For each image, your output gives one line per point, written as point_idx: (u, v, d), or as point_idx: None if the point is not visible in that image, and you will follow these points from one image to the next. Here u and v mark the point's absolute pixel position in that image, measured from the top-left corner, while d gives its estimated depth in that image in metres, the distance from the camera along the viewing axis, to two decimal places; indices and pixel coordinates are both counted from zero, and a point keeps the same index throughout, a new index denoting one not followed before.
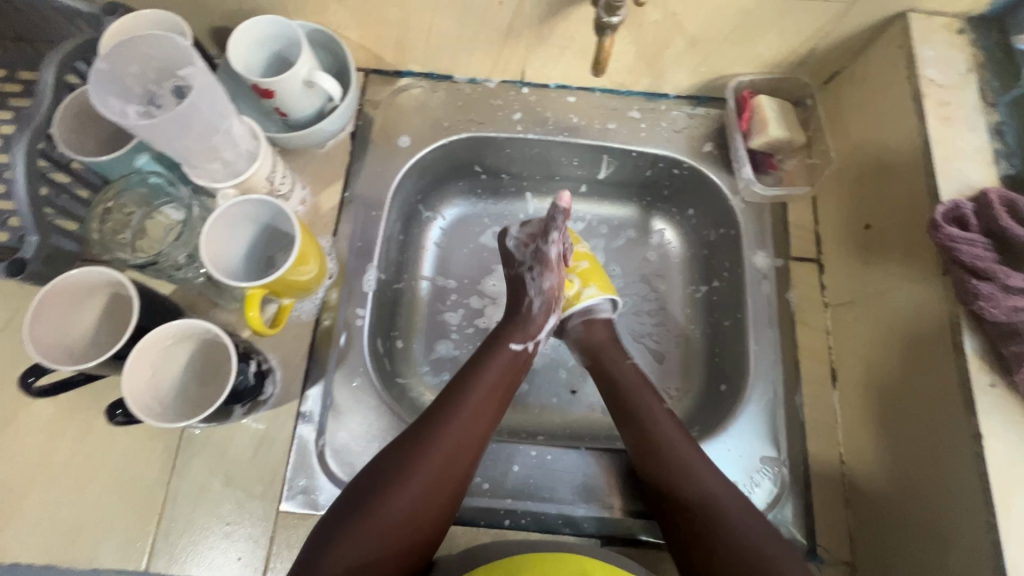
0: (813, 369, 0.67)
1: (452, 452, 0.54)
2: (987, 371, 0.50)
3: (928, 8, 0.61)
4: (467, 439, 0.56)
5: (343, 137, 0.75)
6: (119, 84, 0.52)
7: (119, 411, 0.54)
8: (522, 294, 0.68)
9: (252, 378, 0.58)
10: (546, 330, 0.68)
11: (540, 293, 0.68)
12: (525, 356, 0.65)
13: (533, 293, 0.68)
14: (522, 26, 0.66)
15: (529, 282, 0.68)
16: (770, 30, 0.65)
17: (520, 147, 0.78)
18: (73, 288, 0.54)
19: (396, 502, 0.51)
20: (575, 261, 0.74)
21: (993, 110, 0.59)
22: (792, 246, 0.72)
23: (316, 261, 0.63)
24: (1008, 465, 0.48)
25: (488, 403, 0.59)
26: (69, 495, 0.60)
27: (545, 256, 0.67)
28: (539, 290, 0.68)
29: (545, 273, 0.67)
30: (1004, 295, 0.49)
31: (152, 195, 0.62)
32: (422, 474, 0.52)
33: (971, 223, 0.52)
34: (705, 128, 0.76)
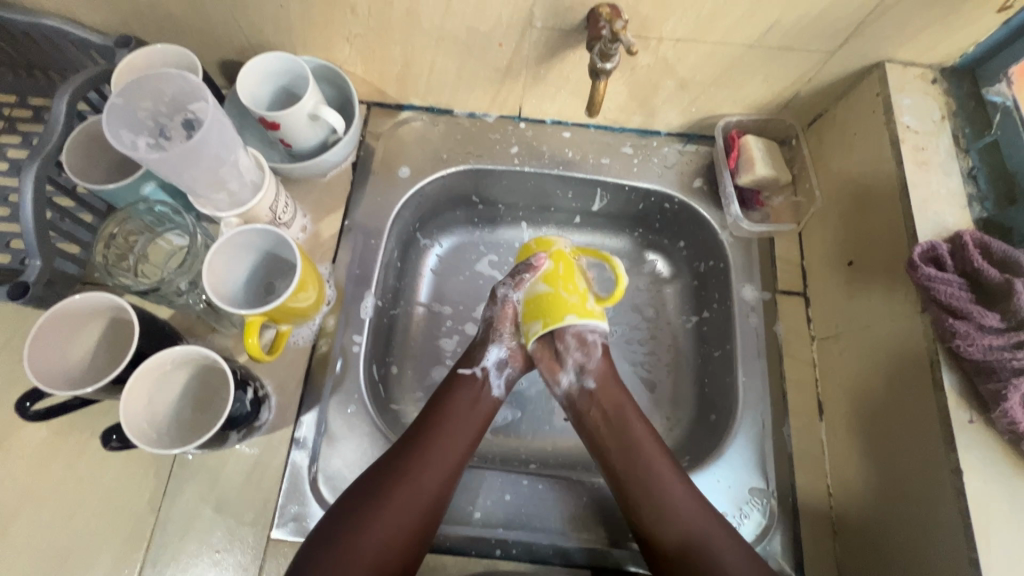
0: (801, 401, 0.68)
1: (419, 488, 0.57)
2: (966, 407, 0.52)
3: (903, 59, 0.65)
4: (437, 472, 0.58)
5: (344, 167, 0.77)
6: (131, 117, 0.53)
7: (115, 437, 0.54)
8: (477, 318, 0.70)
9: (249, 405, 0.59)
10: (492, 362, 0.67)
11: (484, 318, 0.69)
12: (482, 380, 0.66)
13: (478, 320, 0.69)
14: (521, 66, 0.69)
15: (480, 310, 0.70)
16: (755, 75, 0.68)
17: (517, 179, 0.80)
18: (76, 313, 0.55)
19: (368, 529, 0.54)
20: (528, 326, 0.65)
21: (966, 156, 0.63)
22: (779, 279, 0.74)
23: (315, 288, 0.64)
24: (987, 499, 0.49)
25: (458, 436, 0.61)
26: (58, 519, 0.60)
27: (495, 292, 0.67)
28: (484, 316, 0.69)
29: (491, 305, 0.68)
30: (979, 334, 0.51)
31: (157, 222, 0.62)
32: (390, 508, 0.55)
33: (947, 263, 0.55)
34: (695, 164, 0.79)
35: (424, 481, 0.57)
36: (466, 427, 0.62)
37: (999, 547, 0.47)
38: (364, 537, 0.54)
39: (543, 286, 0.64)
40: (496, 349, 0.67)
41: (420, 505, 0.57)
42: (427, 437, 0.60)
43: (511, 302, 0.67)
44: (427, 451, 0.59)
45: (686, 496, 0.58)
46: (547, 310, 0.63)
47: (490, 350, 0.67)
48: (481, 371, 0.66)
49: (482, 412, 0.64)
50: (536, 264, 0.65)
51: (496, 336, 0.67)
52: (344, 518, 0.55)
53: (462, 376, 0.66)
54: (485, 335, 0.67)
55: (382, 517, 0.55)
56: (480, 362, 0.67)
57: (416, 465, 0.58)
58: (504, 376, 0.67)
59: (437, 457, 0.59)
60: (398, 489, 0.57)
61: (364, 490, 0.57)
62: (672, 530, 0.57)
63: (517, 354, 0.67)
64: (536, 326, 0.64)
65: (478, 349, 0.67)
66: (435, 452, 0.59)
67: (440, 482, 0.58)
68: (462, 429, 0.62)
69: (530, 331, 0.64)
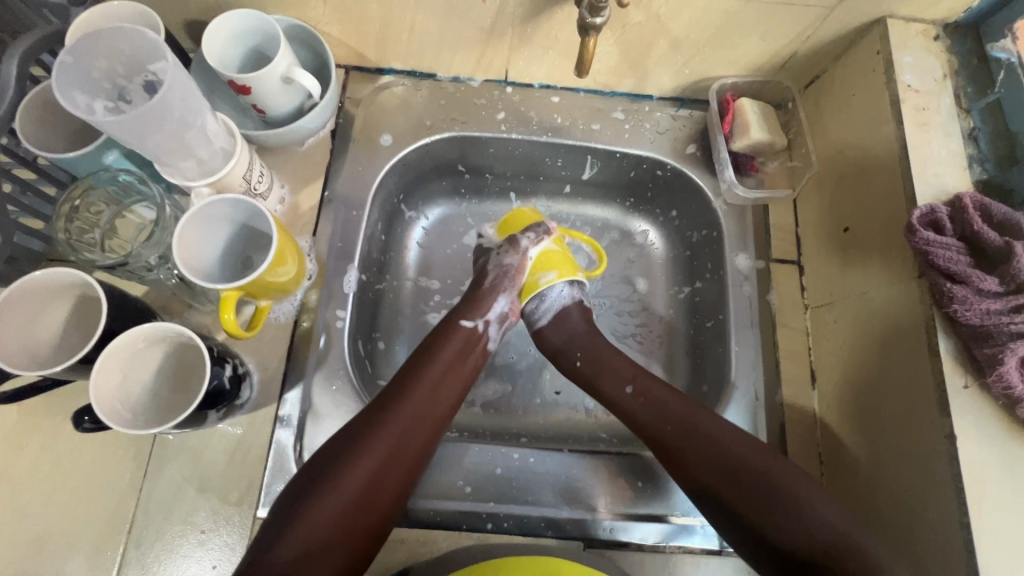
0: (793, 370, 0.68)
1: (411, 431, 0.56)
2: (961, 373, 0.51)
3: (905, 14, 0.62)
4: (423, 423, 0.57)
5: (322, 135, 0.73)
6: (85, 78, 0.49)
7: (87, 418, 0.51)
8: (484, 267, 0.69)
9: (228, 383, 0.56)
10: (496, 312, 0.66)
11: (498, 267, 0.68)
12: (476, 335, 0.64)
13: (493, 267, 0.68)
14: (506, 25, 0.66)
15: (491, 257, 0.69)
16: (752, 33, 0.65)
17: (504, 146, 0.77)
18: (38, 291, 0.52)
19: (351, 472, 0.52)
20: (541, 274, 0.68)
21: (968, 115, 0.60)
22: (773, 247, 0.73)
23: (295, 263, 0.61)
24: (980, 463, 0.49)
25: (444, 386, 0.60)
26: (35, 504, 0.58)
27: (516, 240, 0.68)
28: (500, 265, 0.68)
29: (511, 252, 0.68)
30: (977, 298, 0.50)
31: (123, 194, 0.59)
32: (378, 450, 0.54)
33: (947, 226, 0.53)
34: (689, 129, 0.77)
35: (417, 424, 0.57)
36: (455, 375, 0.61)
37: (990, 510, 0.47)
38: (346, 482, 0.52)
39: (556, 245, 0.70)
40: (505, 301, 0.67)
41: (404, 454, 0.55)
42: (422, 381, 0.59)
43: (529, 255, 0.68)
44: (420, 393, 0.58)
45: (730, 436, 0.57)
46: (562, 264, 0.69)
47: (498, 300, 0.66)
48: (484, 324, 0.65)
49: (470, 362, 0.63)
50: (551, 227, 0.70)
51: (509, 286, 0.67)
52: (325, 464, 0.53)
53: (462, 327, 0.64)
54: (498, 283, 0.67)
55: (365, 459, 0.53)
56: (485, 314, 0.65)
57: (403, 412, 0.56)
58: (501, 329, 0.67)
59: (423, 403, 0.58)
60: (390, 430, 0.55)
61: (350, 432, 0.55)
62: (709, 466, 0.55)
63: (516, 308, 0.68)
64: (551, 274, 0.68)
65: (486, 297, 0.66)
66: (422, 396, 0.58)
67: (430, 428, 0.57)
68: (451, 382, 0.60)
69: (541, 280, 0.68)
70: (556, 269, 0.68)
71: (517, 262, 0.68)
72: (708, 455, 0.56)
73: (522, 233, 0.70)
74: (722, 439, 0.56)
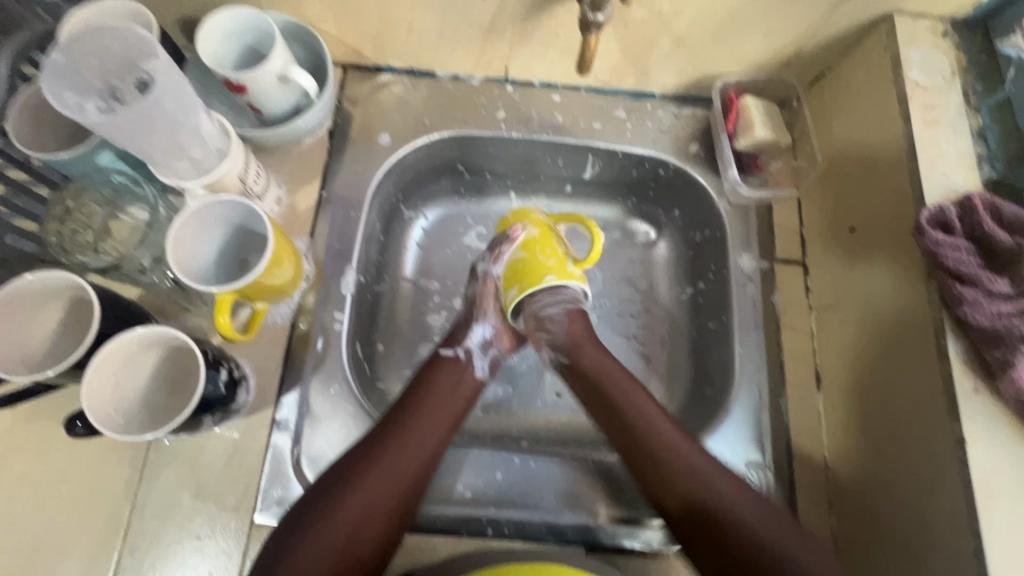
0: (798, 372, 0.67)
1: (397, 470, 0.54)
2: (971, 376, 0.50)
3: (913, 10, 0.61)
4: (417, 457, 0.56)
5: (320, 134, 0.72)
6: (76, 77, 0.48)
7: (79, 423, 0.50)
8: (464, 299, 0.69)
9: (224, 387, 0.56)
10: (472, 341, 0.64)
11: (469, 296, 0.67)
12: (460, 363, 0.63)
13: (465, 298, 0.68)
14: (506, 22, 0.65)
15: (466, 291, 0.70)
16: (756, 30, 0.64)
17: (505, 146, 0.76)
18: (30, 294, 0.51)
19: (346, 509, 0.52)
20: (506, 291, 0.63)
21: (977, 113, 0.59)
22: (778, 247, 0.72)
23: (292, 264, 0.60)
24: (991, 469, 0.47)
25: (441, 418, 0.59)
26: (29, 509, 0.57)
27: (476, 270, 0.68)
28: (468, 295, 0.68)
29: (473, 282, 0.68)
30: (987, 300, 0.48)
31: (116, 194, 0.58)
32: (371, 487, 0.53)
33: (956, 226, 0.52)
34: (692, 128, 0.76)
35: (404, 462, 0.55)
36: (451, 406, 0.60)
37: (1002, 517, 0.46)
38: (340, 519, 0.52)
39: (521, 251, 0.63)
40: (481, 329, 0.65)
41: (398, 490, 0.54)
42: (410, 418, 0.57)
43: (491, 277, 0.66)
44: (406, 430, 0.56)
45: (700, 459, 0.56)
46: (525, 274, 0.62)
47: (473, 329, 0.65)
48: (464, 353, 0.64)
49: (466, 391, 0.62)
50: (512, 236, 0.64)
51: (480, 314, 0.65)
52: (318, 498, 0.53)
53: (444, 357, 0.63)
54: (470, 315, 0.66)
55: (360, 496, 0.53)
56: (463, 344, 0.64)
57: (399, 447, 0.55)
58: (488, 356, 0.65)
59: (420, 437, 0.57)
60: (375, 472, 0.54)
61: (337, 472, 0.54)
62: (679, 490, 0.55)
63: (501, 335, 0.65)
64: (512, 291, 0.62)
65: (461, 329, 0.65)
66: (420, 430, 0.57)
67: (417, 467, 0.55)
68: (447, 412, 0.59)
69: (507, 298, 0.63)
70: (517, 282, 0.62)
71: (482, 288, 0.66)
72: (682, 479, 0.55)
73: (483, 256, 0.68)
74: (697, 461, 0.56)
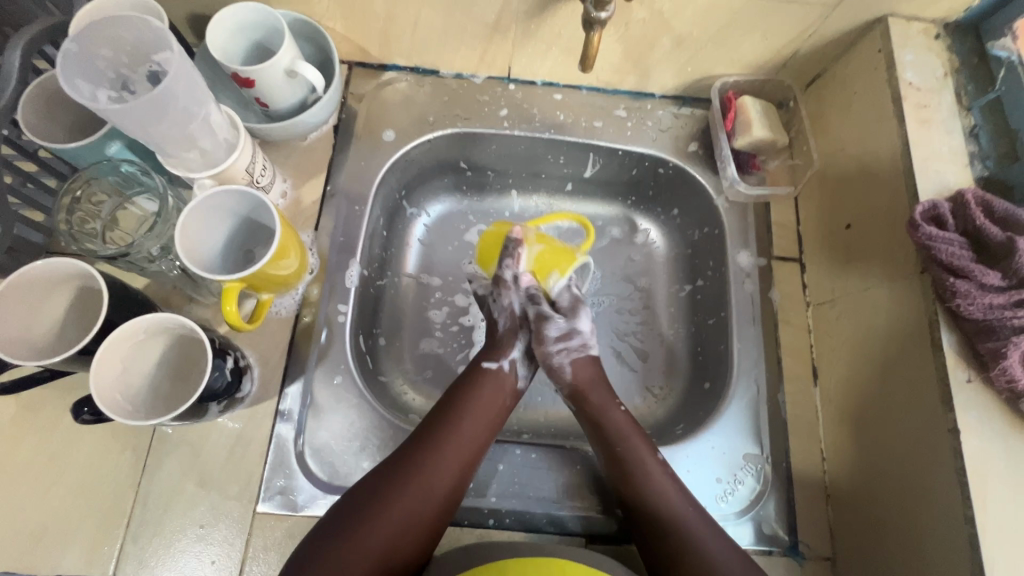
0: (795, 366, 0.68)
1: (426, 487, 0.56)
2: (964, 367, 0.51)
3: (906, 13, 0.62)
4: (451, 470, 0.57)
5: (325, 130, 0.73)
6: (88, 66, 0.49)
7: (86, 411, 0.51)
8: (490, 317, 0.69)
9: (229, 375, 0.56)
10: (521, 348, 0.67)
11: (503, 310, 0.68)
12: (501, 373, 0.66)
13: (498, 313, 0.68)
14: (510, 21, 0.66)
15: (492, 305, 0.69)
16: (754, 31, 0.66)
17: (507, 143, 0.77)
18: (40, 282, 0.52)
19: (379, 522, 0.53)
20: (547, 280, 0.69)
21: (968, 113, 0.60)
22: (775, 245, 0.73)
23: (296, 256, 0.61)
24: (985, 458, 0.48)
25: (478, 430, 0.61)
26: (31, 497, 0.57)
27: (500, 279, 0.68)
28: (503, 308, 0.68)
29: (504, 293, 0.68)
30: (980, 293, 0.50)
31: (124, 184, 0.58)
32: (404, 501, 0.55)
33: (949, 222, 0.53)
34: (690, 128, 0.77)
35: (433, 477, 0.56)
36: (485, 417, 0.62)
37: (995, 505, 0.47)
38: (374, 531, 0.53)
39: (537, 246, 0.69)
40: (526, 337, 0.68)
41: (432, 503, 0.56)
42: (442, 435, 0.59)
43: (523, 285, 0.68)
44: (447, 438, 0.59)
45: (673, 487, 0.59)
46: (558, 259, 0.69)
47: (519, 340, 0.67)
48: (509, 364, 0.66)
49: (502, 404, 0.64)
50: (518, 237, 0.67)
51: (523, 323, 0.68)
52: (349, 510, 0.54)
53: (487, 369, 0.65)
54: (512, 326, 0.68)
55: (394, 509, 0.54)
56: (509, 354, 0.67)
57: (432, 460, 0.57)
58: (530, 364, 0.68)
59: (454, 449, 0.58)
60: (411, 485, 0.56)
61: (369, 489, 0.55)
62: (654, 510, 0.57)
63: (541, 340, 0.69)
64: (556, 276, 0.69)
65: (506, 341, 0.67)
66: (452, 444, 0.59)
67: (457, 472, 0.58)
68: (482, 424, 0.61)
69: (551, 285, 0.69)
70: (556, 265, 0.69)
71: (523, 299, 0.68)
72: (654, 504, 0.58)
73: (501, 267, 0.68)
74: (672, 493, 0.58)
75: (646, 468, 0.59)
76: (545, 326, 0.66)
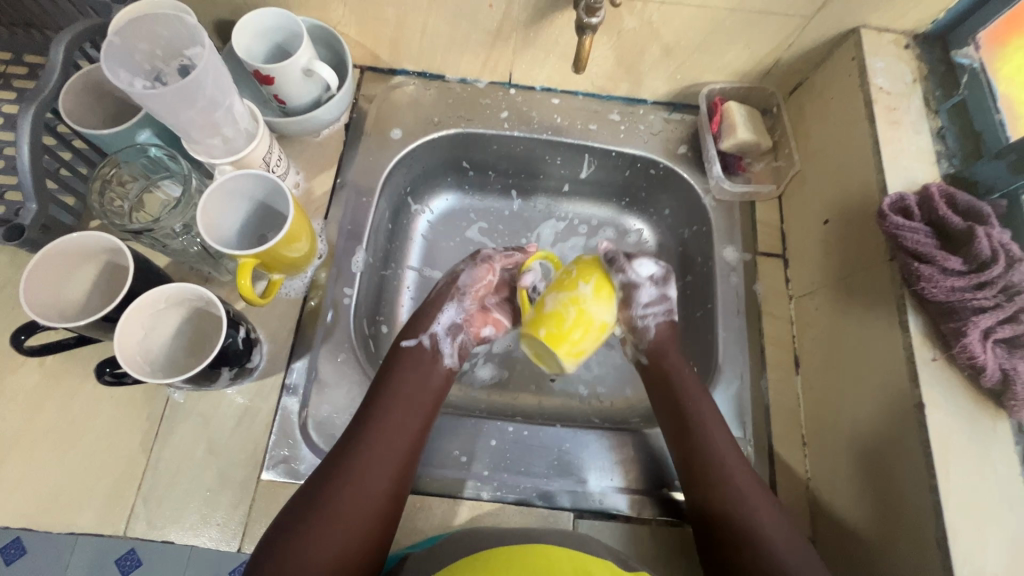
0: (778, 356, 0.71)
1: (366, 493, 0.54)
2: (929, 346, 0.54)
3: (877, 25, 0.67)
4: (385, 465, 0.56)
5: (337, 128, 0.78)
6: (128, 58, 0.55)
7: (107, 371, 0.54)
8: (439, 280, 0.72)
9: (241, 344, 0.60)
10: (442, 322, 0.68)
11: (451, 276, 0.70)
12: (426, 353, 0.66)
13: (445, 278, 0.71)
14: (511, 28, 0.71)
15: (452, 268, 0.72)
16: (737, 41, 0.71)
17: (507, 144, 0.82)
18: (70, 253, 0.56)
19: (319, 531, 0.51)
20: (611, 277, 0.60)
21: (936, 116, 0.65)
22: (760, 242, 0.77)
23: (308, 240, 0.65)
24: (947, 430, 0.51)
25: (406, 421, 0.60)
26: (50, 459, 0.61)
27: (480, 253, 0.71)
28: (452, 277, 0.70)
29: (472, 266, 0.70)
30: (942, 276, 0.53)
31: (151, 168, 0.63)
32: (343, 505, 0.53)
33: (915, 212, 0.57)
34: (680, 131, 0.82)
35: (375, 477, 0.55)
36: (416, 406, 0.61)
37: (956, 472, 0.50)
38: (316, 543, 0.50)
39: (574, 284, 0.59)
40: (450, 312, 0.68)
41: (374, 500, 0.54)
42: (370, 431, 0.58)
43: (489, 265, 0.70)
44: (375, 434, 0.58)
45: (734, 456, 0.60)
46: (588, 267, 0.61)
47: (446, 310, 0.68)
48: (428, 339, 0.67)
49: (430, 393, 0.63)
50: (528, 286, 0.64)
51: (456, 296, 0.69)
52: (289, 522, 0.52)
53: (407, 347, 0.66)
54: (445, 296, 0.69)
55: (334, 513, 0.52)
56: (430, 328, 0.67)
57: (363, 459, 0.56)
58: (455, 341, 0.68)
59: (386, 443, 0.57)
60: (347, 486, 0.54)
61: (305, 498, 0.54)
62: (707, 485, 0.58)
63: (469, 320, 0.70)
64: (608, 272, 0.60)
65: (433, 310, 0.68)
66: (381, 440, 0.57)
67: (394, 465, 0.57)
68: (412, 414, 0.60)
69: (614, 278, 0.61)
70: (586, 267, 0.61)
71: (476, 275, 0.69)
72: (710, 480, 0.58)
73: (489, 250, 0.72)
74: (741, 470, 0.59)
75: (710, 436, 0.61)
76: (634, 293, 0.61)
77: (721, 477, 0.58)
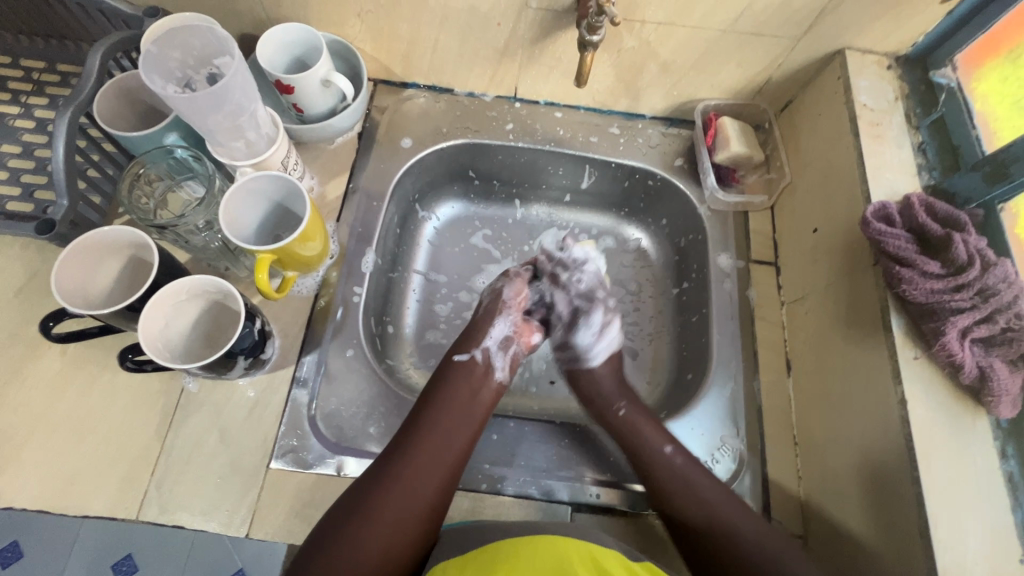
0: (770, 359, 0.73)
1: (411, 498, 0.57)
2: (911, 345, 0.57)
3: (861, 46, 0.72)
4: (432, 475, 0.59)
5: (351, 136, 0.82)
6: (163, 66, 0.59)
7: (129, 357, 0.58)
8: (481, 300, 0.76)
9: (256, 336, 0.62)
10: (493, 338, 0.72)
11: (492, 294, 0.75)
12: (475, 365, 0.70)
13: (486, 296, 0.76)
14: (517, 46, 0.76)
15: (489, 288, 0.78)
16: (730, 60, 0.75)
17: (511, 154, 0.86)
18: (98, 247, 0.59)
19: (364, 534, 0.54)
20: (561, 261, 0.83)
21: (917, 132, 0.69)
22: (753, 250, 0.80)
23: (321, 240, 0.68)
24: (928, 424, 0.54)
25: (454, 433, 0.62)
26: (67, 444, 0.63)
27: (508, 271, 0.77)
28: (492, 294, 0.75)
29: (507, 282, 0.76)
30: (922, 279, 0.56)
31: (176, 170, 0.67)
32: (390, 509, 0.56)
33: (896, 220, 0.60)
34: (677, 145, 0.86)
35: (422, 485, 0.58)
36: (466, 421, 0.64)
37: (937, 463, 0.52)
38: (361, 543, 0.53)
39: None
40: (500, 327, 0.73)
41: (418, 508, 0.57)
42: (419, 442, 0.61)
43: (521, 279, 0.76)
44: (423, 445, 0.60)
45: (712, 487, 0.62)
46: None
47: (495, 326, 0.73)
48: (481, 355, 0.71)
49: (477, 406, 0.66)
50: None
51: (501, 311, 0.74)
52: (334, 523, 0.54)
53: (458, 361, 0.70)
54: (491, 314, 0.74)
55: (379, 517, 0.55)
56: (481, 344, 0.72)
57: (410, 469, 0.58)
58: (506, 354, 0.73)
59: (433, 454, 0.60)
60: (393, 493, 0.57)
61: (352, 500, 0.56)
62: (698, 516, 0.60)
63: (517, 334, 0.74)
64: None
65: (482, 327, 0.73)
66: (429, 450, 0.60)
67: (440, 475, 0.59)
68: (461, 427, 0.63)
69: None
70: None
71: (515, 290, 0.75)
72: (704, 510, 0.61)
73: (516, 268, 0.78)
74: (726, 506, 0.61)
75: (684, 475, 0.63)
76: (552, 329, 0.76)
77: (708, 511, 0.60)
